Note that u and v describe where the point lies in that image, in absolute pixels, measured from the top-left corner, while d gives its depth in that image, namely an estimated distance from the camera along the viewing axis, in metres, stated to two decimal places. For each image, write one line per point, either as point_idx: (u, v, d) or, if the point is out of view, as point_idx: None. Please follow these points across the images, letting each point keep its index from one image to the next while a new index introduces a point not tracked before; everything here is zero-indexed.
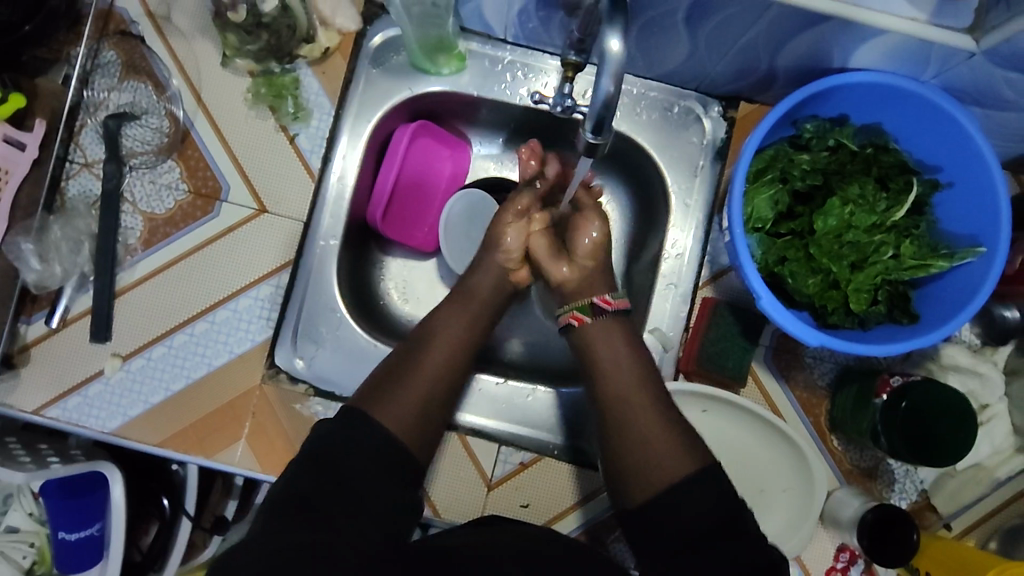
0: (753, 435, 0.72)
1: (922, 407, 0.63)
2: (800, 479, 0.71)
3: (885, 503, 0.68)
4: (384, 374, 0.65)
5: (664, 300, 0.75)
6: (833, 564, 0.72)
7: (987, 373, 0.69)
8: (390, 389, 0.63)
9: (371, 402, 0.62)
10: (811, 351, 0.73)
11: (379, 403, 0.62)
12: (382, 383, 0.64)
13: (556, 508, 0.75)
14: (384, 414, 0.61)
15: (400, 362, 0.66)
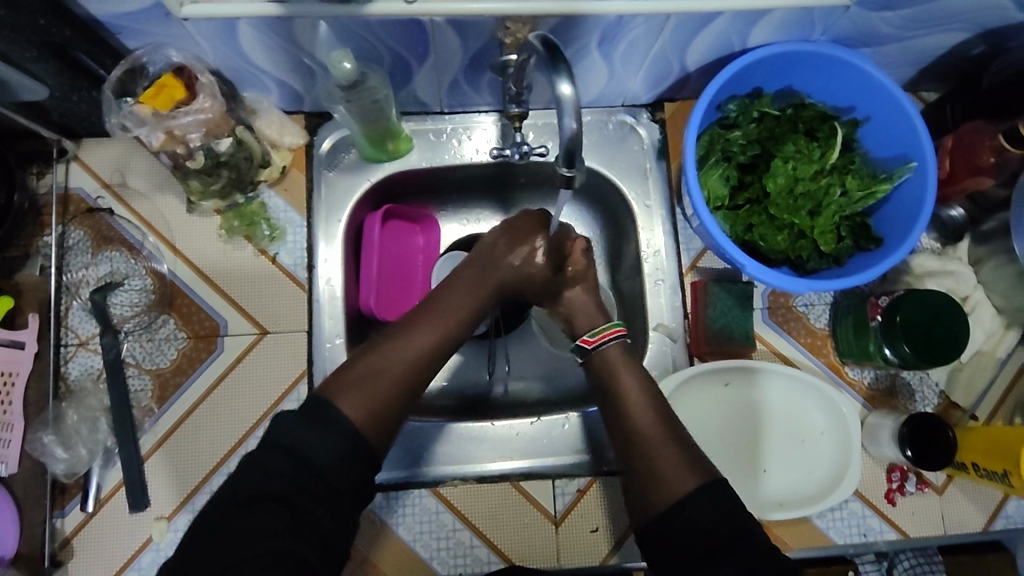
0: (778, 389, 0.76)
1: (925, 307, 0.68)
2: (832, 418, 0.74)
3: (914, 412, 0.72)
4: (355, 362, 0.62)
5: (657, 297, 0.79)
6: (887, 485, 0.75)
7: (956, 270, 0.76)
8: (354, 372, 0.61)
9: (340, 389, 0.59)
10: (802, 299, 0.79)
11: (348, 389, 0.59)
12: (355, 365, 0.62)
13: (609, 541, 0.75)
14: (340, 400, 0.57)
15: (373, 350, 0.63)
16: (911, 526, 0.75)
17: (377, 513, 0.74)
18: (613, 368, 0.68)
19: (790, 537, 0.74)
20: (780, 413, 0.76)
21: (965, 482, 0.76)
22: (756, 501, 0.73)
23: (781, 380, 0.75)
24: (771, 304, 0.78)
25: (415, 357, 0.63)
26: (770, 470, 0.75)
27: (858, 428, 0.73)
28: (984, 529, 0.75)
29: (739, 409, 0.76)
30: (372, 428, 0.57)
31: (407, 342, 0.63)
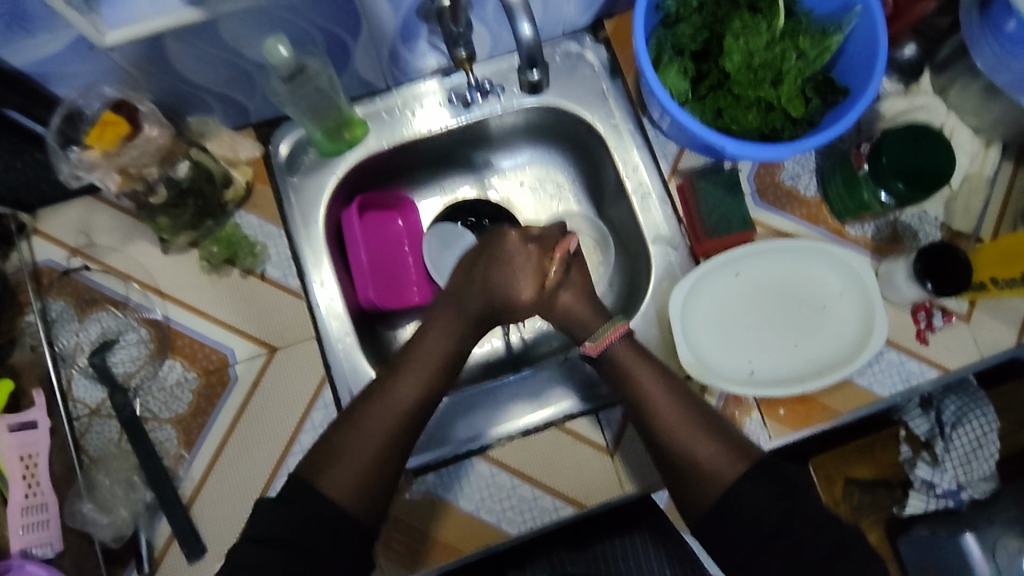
0: (786, 264, 0.76)
1: (927, 163, 0.69)
2: (846, 278, 0.74)
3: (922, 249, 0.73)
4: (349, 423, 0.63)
5: (648, 210, 0.79)
6: (915, 325, 0.75)
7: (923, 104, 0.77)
8: (352, 435, 0.63)
9: (316, 473, 0.60)
10: (788, 173, 0.79)
11: (324, 473, 0.60)
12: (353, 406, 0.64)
13: None
14: (325, 484, 0.59)
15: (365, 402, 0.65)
16: (948, 360, 0.75)
17: (436, 493, 0.73)
18: (628, 366, 0.67)
19: (840, 401, 0.74)
20: (793, 289, 0.76)
21: (988, 303, 0.76)
22: (793, 373, 0.74)
23: (782, 256, 0.76)
24: (759, 185, 0.78)
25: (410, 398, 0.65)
26: (801, 344, 0.75)
27: (872, 277, 0.72)
28: (1019, 342, 0.76)
29: (753, 297, 0.77)
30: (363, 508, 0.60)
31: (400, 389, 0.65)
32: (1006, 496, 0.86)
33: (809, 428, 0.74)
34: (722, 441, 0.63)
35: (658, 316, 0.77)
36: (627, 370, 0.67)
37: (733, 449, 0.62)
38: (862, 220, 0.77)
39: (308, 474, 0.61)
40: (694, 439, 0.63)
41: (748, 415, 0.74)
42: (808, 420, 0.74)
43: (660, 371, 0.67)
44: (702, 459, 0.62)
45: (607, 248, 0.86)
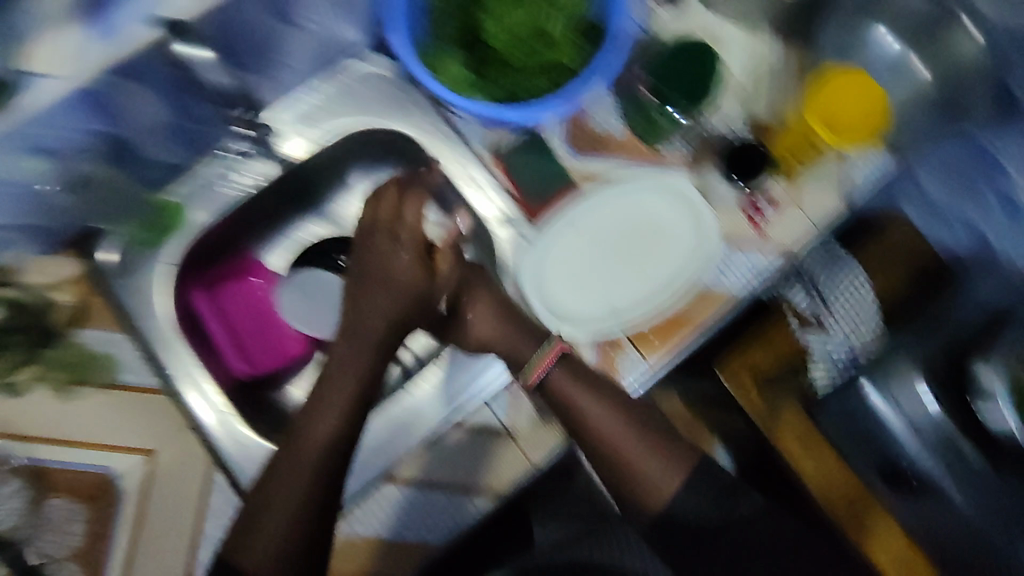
0: (619, 203, 0.77)
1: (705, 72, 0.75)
2: (674, 199, 0.76)
3: (724, 150, 0.77)
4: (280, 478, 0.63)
5: (477, 195, 0.79)
6: (748, 218, 0.77)
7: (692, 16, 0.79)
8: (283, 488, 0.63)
9: (244, 535, 0.61)
10: (598, 121, 0.77)
11: (250, 534, 0.61)
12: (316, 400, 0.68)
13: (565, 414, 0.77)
14: (246, 550, 0.60)
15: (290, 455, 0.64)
16: (787, 241, 0.77)
17: (356, 532, 0.76)
18: (566, 391, 0.68)
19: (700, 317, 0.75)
20: (631, 224, 0.77)
21: (812, 175, 0.77)
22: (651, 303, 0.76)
23: (611, 198, 0.76)
24: (572, 136, 0.77)
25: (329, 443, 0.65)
26: (652, 274, 0.77)
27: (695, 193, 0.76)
28: (846, 204, 0.78)
29: (596, 244, 0.77)
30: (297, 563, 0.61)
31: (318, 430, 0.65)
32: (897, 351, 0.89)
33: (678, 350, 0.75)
34: (663, 457, 0.68)
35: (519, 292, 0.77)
36: (562, 396, 0.69)
37: (671, 464, 0.68)
38: (675, 139, 0.78)
39: (231, 549, 0.61)
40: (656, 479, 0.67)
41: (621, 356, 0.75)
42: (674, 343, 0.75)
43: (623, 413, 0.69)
44: (643, 470, 0.68)
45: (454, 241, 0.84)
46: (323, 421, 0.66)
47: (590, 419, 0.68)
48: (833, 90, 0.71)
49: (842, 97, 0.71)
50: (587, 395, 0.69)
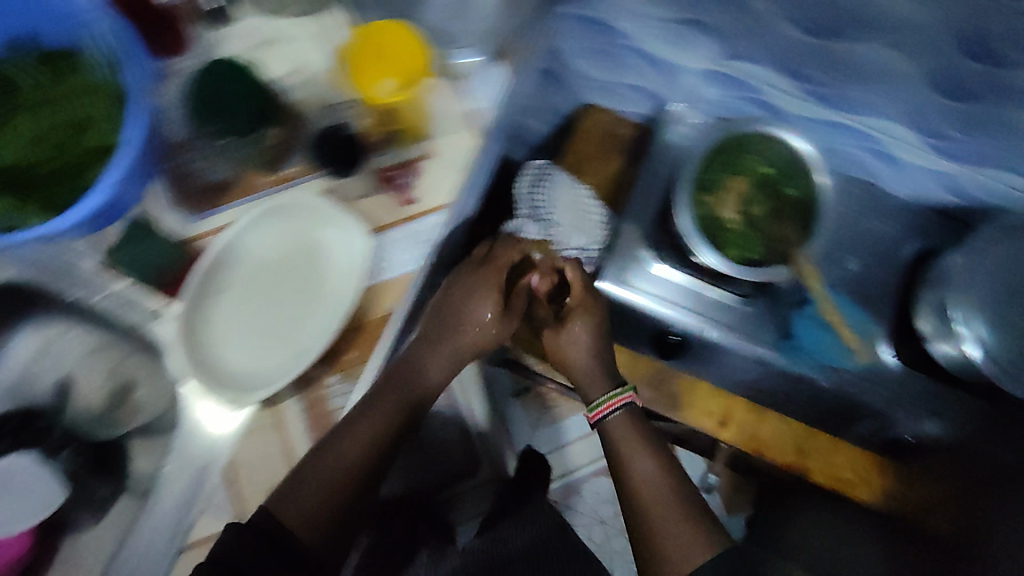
0: (253, 246, 0.71)
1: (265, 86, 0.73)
2: (304, 216, 0.72)
3: (320, 141, 0.72)
4: (303, 480, 0.67)
5: (117, 305, 0.73)
6: (393, 194, 0.74)
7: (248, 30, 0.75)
8: (302, 483, 0.67)
9: (281, 502, 0.66)
10: (196, 172, 0.71)
11: (283, 503, 0.66)
12: (289, 486, 0.67)
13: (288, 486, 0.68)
14: (279, 508, 0.65)
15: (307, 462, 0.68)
16: (440, 198, 0.75)
17: None
18: (625, 437, 0.78)
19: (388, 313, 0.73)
20: (281, 257, 0.73)
21: (436, 129, 0.76)
22: (325, 329, 0.69)
23: (244, 245, 0.71)
24: (179, 200, 0.72)
25: (362, 453, 0.69)
26: (320, 300, 0.71)
27: (319, 200, 0.71)
28: (478, 135, 0.76)
29: (256, 295, 0.72)
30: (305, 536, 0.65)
31: (350, 443, 0.69)
32: None
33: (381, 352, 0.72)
34: (701, 529, 0.70)
35: (195, 372, 0.68)
36: (617, 443, 0.78)
37: (703, 537, 0.69)
38: (287, 155, 0.73)
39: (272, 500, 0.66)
40: (667, 540, 0.70)
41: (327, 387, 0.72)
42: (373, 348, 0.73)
43: (675, 490, 0.74)
44: (669, 540, 0.70)
45: (138, 351, 0.80)
46: (302, 495, 0.67)
47: (636, 479, 0.76)
48: (371, 71, 0.66)
49: (383, 69, 0.66)
50: (638, 455, 0.77)
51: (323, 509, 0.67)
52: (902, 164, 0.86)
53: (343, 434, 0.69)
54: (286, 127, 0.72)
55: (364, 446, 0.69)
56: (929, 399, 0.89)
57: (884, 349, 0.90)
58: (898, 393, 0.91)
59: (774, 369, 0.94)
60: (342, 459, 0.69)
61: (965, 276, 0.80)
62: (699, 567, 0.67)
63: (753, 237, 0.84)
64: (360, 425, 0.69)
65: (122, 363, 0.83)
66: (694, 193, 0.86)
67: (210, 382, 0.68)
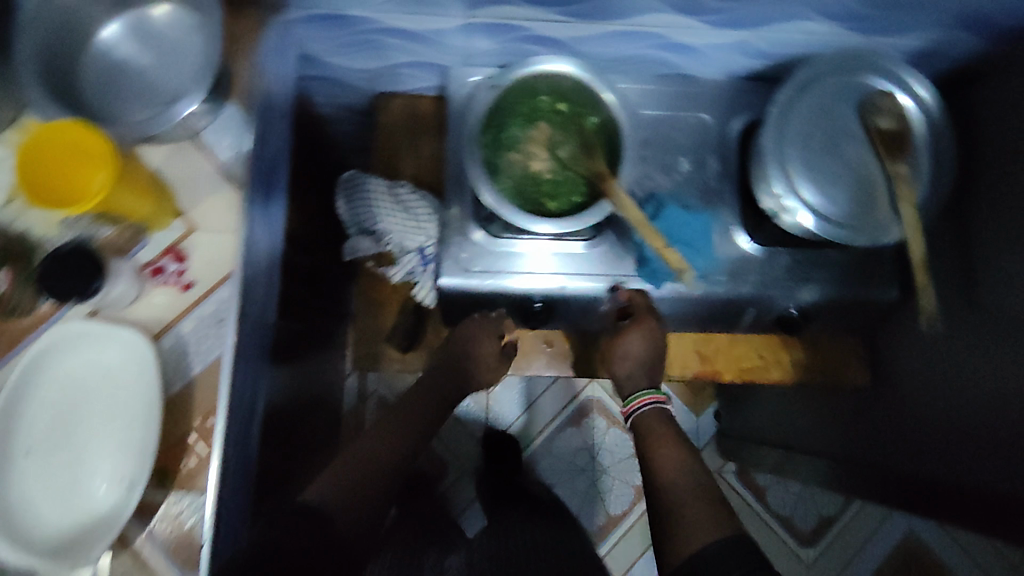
0: (40, 396, 0.66)
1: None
2: (80, 344, 0.67)
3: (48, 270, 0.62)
4: (342, 477, 0.73)
5: None
6: (169, 284, 0.68)
7: None
8: (342, 468, 0.74)
9: (324, 494, 0.70)
10: None
11: (321, 488, 0.71)
12: (342, 487, 0.72)
13: None
14: (319, 492, 0.71)
15: (373, 452, 0.77)
16: (221, 267, 0.69)
17: None
18: (656, 427, 0.79)
19: (209, 405, 0.67)
20: (74, 397, 0.67)
21: (188, 200, 0.71)
22: (145, 447, 0.65)
23: (23, 399, 0.65)
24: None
25: (402, 442, 0.80)
26: (130, 421, 0.67)
27: (84, 321, 0.66)
28: (235, 187, 0.71)
29: (59, 445, 0.66)
30: (333, 505, 0.70)
31: (393, 432, 0.80)
32: (451, 223, 0.84)
33: (218, 447, 0.66)
34: (722, 510, 0.67)
35: (15, 549, 0.62)
36: (644, 440, 0.79)
37: (718, 522, 0.66)
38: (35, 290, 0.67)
39: (315, 494, 0.70)
40: (683, 527, 0.66)
41: (176, 505, 0.66)
42: (208, 447, 0.67)
43: (690, 474, 0.73)
44: (691, 531, 0.66)
45: None
46: (344, 485, 0.72)
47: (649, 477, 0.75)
48: (65, 189, 0.58)
49: (79, 179, 0.58)
50: (671, 447, 0.76)
51: (349, 492, 0.72)
52: (692, 43, 0.83)
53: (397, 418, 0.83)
54: (19, 263, 0.67)
55: (415, 429, 0.82)
56: (798, 268, 0.86)
57: (739, 235, 0.86)
58: (772, 275, 0.86)
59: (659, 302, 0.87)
60: (371, 450, 0.77)
61: (779, 142, 0.73)
62: (706, 544, 0.64)
63: (569, 177, 0.80)
64: (410, 419, 0.83)
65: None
66: (497, 156, 0.80)
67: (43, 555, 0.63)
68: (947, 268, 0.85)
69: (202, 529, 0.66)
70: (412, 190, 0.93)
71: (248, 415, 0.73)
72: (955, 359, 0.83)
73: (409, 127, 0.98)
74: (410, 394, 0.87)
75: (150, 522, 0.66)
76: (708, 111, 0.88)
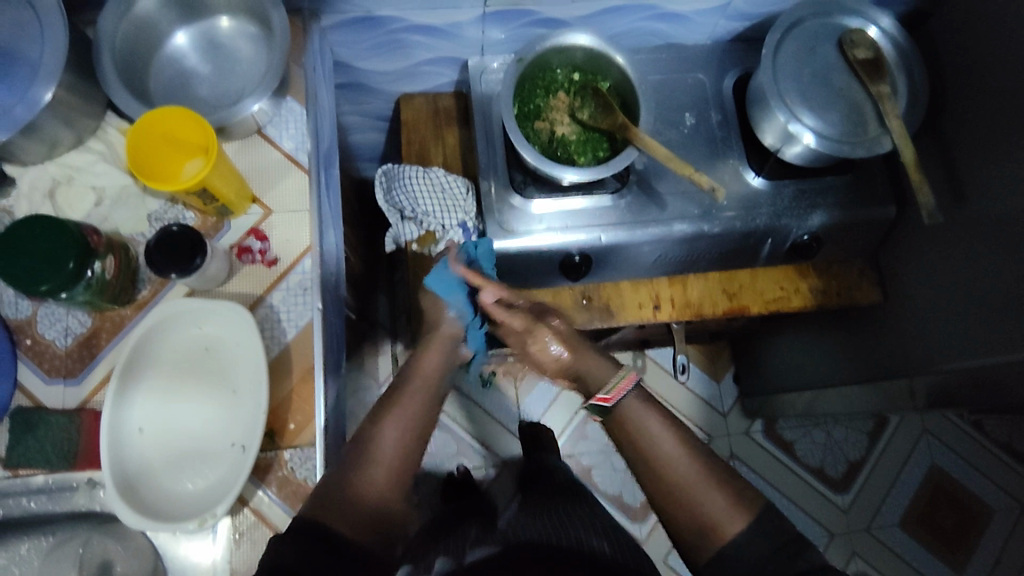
0: (147, 375, 0.71)
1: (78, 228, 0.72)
2: (179, 324, 0.72)
3: (154, 244, 0.67)
4: (342, 484, 0.66)
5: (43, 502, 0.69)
6: (256, 262, 0.75)
7: (35, 191, 0.74)
8: (342, 487, 0.66)
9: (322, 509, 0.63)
10: (53, 338, 0.72)
11: (325, 508, 0.64)
12: (318, 504, 0.64)
13: None
14: (327, 511, 0.63)
15: (354, 458, 0.68)
16: (300, 241, 0.76)
17: None
18: (638, 416, 0.69)
19: (305, 366, 0.73)
20: (180, 374, 0.72)
21: (262, 187, 0.78)
22: (253, 409, 0.71)
23: (140, 373, 0.71)
24: (50, 372, 0.71)
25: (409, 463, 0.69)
26: (236, 387, 0.72)
27: (183, 300, 0.71)
28: (305, 170, 0.79)
29: (177, 413, 0.72)
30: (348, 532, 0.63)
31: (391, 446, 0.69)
32: (488, 194, 0.93)
33: (318, 403, 0.72)
34: (731, 500, 0.66)
35: (138, 513, 0.64)
36: (631, 425, 0.69)
37: (738, 504, 0.65)
38: (133, 279, 0.74)
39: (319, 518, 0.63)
40: (707, 513, 0.65)
41: (286, 461, 0.71)
42: (308, 405, 0.72)
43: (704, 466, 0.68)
44: (709, 511, 0.65)
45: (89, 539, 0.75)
46: (356, 502, 0.65)
47: (650, 466, 0.68)
48: (163, 173, 0.67)
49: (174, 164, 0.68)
50: (659, 436, 0.69)
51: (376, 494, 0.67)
52: (681, 11, 0.93)
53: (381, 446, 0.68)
54: (119, 254, 0.71)
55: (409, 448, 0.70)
56: (805, 195, 0.95)
57: (748, 173, 0.95)
58: (782, 205, 0.95)
59: (687, 242, 0.96)
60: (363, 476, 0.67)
61: (772, 78, 0.84)
62: (739, 534, 0.64)
63: (592, 135, 0.89)
64: (386, 447, 0.69)
65: (91, 540, 0.75)
66: (525, 126, 0.90)
67: (170, 517, 0.66)
68: (935, 177, 0.95)
69: (314, 479, 0.71)
70: (446, 174, 1.01)
71: (332, 377, 0.78)
72: (956, 254, 0.92)
73: (433, 123, 1.07)
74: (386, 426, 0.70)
75: (265, 482, 0.71)
76: (703, 71, 0.99)
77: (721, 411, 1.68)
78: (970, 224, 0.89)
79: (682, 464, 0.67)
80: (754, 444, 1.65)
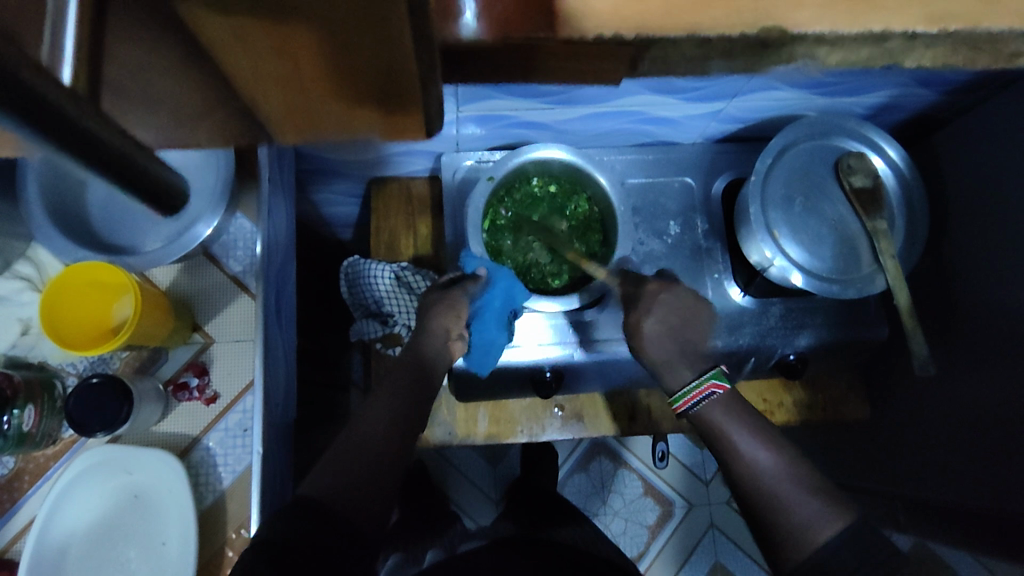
0: (70, 523, 0.67)
1: (2, 366, 0.68)
2: (108, 470, 0.67)
3: (79, 399, 0.62)
4: (335, 458, 0.63)
5: None
6: (193, 399, 0.71)
7: None
8: (330, 462, 0.62)
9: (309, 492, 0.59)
10: None
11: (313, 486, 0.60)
12: (312, 487, 0.60)
13: None
14: (313, 493, 0.59)
15: (346, 442, 0.65)
16: (242, 377, 0.72)
17: None
18: (718, 421, 0.71)
19: (241, 517, 0.68)
20: (106, 522, 0.68)
21: (204, 315, 0.73)
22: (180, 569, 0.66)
23: (58, 528, 0.66)
24: None
25: (389, 448, 0.65)
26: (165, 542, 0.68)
27: (111, 448, 0.67)
28: (251, 294, 0.73)
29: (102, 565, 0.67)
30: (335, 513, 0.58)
31: (375, 430, 0.66)
32: None
33: None
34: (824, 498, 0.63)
35: None
36: (719, 429, 0.71)
37: (834, 509, 0.62)
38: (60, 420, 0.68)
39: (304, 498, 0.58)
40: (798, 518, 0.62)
41: None
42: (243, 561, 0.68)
43: (808, 479, 0.65)
44: (797, 510, 0.62)
45: None
46: (337, 477, 0.60)
47: (744, 467, 0.68)
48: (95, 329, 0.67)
49: (104, 304, 0.68)
50: (745, 437, 0.69)
51: (362, 473, 0.62)
52: (669, 116, 0.87)
53: (363, 430, 0.66)
54: (40, 400, 0.65)
55: (389, 431, 0.66)
56: (793, 316, 0.90)
57: (734, 289, 0.90)
58: (768, 324, 0.90)
59: None
60: (353, 447, 0.64)
61: (763, 206, 0.78)
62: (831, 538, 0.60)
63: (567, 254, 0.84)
64: (372, 424, 0.66)
65: None
66: (496, 239, 0.84)
67: None
68: (932, 301, 0.90)
69: None
70: (415, 271, 0.95)
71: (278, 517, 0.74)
72: (949, 392, 0.86)
73: (406, 210, 1.01)
74: (374, 419, 0.67)
75: None
76: (692, 175, 0.93)
77: (703, 477, 1.63)
78: (962, 360, 0.84)
79: (771, 464, 0.67)
80: (733, 512, 1.62)
